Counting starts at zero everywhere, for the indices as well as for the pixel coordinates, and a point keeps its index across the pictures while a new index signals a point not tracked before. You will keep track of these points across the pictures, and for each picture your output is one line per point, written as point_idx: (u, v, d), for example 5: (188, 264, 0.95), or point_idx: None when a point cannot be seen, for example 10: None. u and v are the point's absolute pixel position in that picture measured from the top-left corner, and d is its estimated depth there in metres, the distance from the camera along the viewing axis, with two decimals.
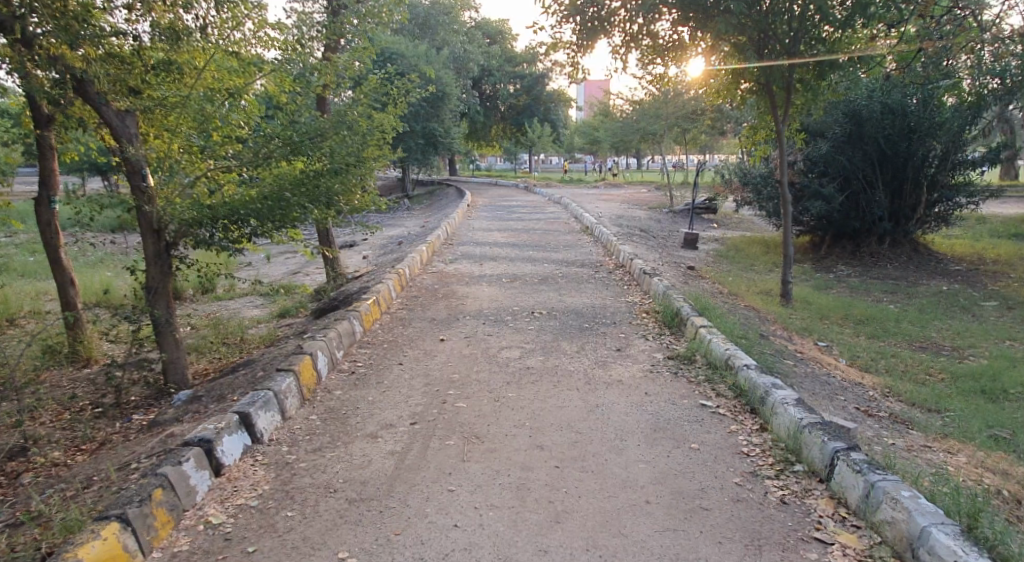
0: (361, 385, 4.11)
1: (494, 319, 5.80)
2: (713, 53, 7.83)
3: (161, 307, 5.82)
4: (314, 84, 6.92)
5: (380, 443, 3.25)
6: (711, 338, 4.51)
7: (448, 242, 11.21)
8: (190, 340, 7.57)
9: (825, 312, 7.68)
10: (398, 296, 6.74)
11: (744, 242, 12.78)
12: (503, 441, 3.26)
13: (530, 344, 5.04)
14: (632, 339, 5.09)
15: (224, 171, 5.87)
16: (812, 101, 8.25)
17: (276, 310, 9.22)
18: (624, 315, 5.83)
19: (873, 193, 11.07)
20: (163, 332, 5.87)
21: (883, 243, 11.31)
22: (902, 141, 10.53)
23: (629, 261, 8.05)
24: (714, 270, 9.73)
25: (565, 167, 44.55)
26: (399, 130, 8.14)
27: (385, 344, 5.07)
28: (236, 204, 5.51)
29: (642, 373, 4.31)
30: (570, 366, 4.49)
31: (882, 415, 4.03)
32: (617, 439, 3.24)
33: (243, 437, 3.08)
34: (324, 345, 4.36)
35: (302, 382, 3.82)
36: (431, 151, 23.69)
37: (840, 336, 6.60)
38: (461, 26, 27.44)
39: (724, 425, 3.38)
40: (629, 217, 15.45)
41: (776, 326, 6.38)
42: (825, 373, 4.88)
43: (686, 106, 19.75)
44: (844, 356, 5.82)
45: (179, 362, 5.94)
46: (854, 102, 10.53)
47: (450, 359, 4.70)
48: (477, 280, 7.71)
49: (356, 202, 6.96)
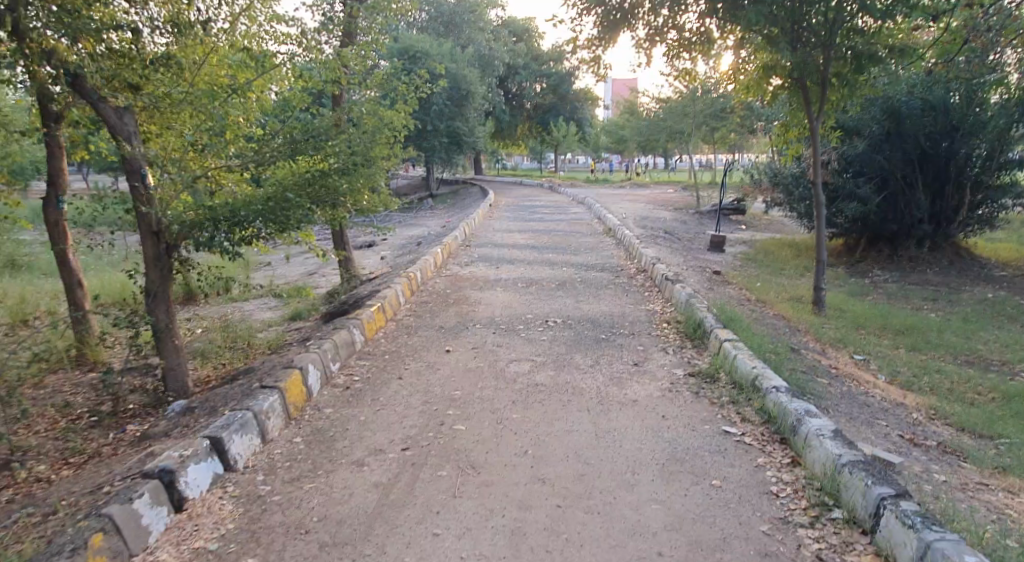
0: (354, 404, 3.81)
1: (504, 329, 5.47)
2: (743, 45, 7.41)
3: (161, 312, 5.60)
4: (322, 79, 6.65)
5: (365, 473, 2.95)
6: (737, 354, 4.12)
7: (465, 243, 10.91)
8: (196, 344, 7.38)
9: (861, 321, 7.21)
10: (407, 301, 6.45)
11: (774, 244, 12.26)
12: (501, 472, 2.94)
13: (540, 357, 4.69)
14: (651, 353, 4.72)
15: (224, 170, 5.65)
16: (846, 97, 7.76)
17: (288, 313, 9.01)
18: (643, 325, 5.45)
19: (912, 195, 10.53)
20: (161, 339, 5.64)
21: (923, 247, 10.72)
22: (945, 140, 10.05)
23: (651, 265, 7.65)
24: (743, 275, 9.28)
25: (591, 167, 44.06)
26: (410, 128, 7.84)
27: (386, 356, 4.77)
28: (238, 206, 5.23)
29: (660, 393, 3.94)
30: (581, 384, 4.13)
31: (930, 443, 3.62)
32: (628, 472, 2.89)
33: (214, 465, 2.81)
34: (317, 358, 4.06)
35: (289, 400, 3.53)
36: (455, 150, 23.51)
37: (878, 348, 6.14)
38: (486, 24, 27.15)
39: (749, 456, 3.02)
40: (654, 218, 14.96)
41: (808, 337, 5.94)
42: (862, 392, 4.45)
43: (714, 103, 19.25)
44: (882, 372, 5.37)
45: (178, 369, 5.72)
46: (894, 98, 9.97)
47: (453, 374, 4.38)
48: (491, 284, 7.40)
49: (366, 202, 6.68)
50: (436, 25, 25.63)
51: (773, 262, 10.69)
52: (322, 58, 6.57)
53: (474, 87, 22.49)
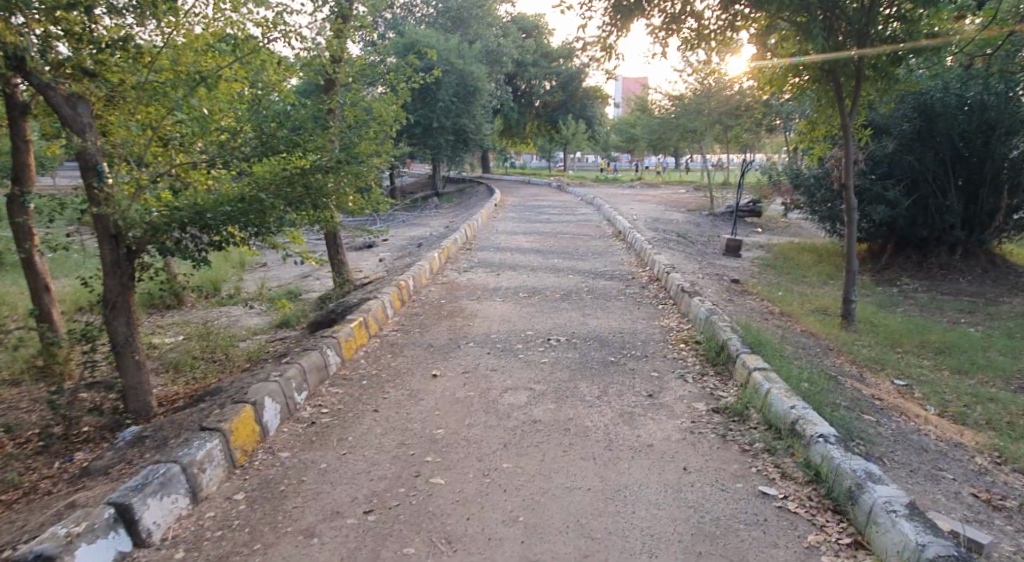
0: (316, 446, 3.22)
1: (501, 348, 4.86)
2: (767, 37, 6.72)
3: (120, 325, 4.91)
4: (307, 70, 6.02)
5: (312, 549, 2.36)
6: (771, 389, 3.49)
7: (466, 246, 10.31)
8: (170, 355, 6.81)
9: (895, 337, 6.56)
10: (396, 314, 5.86)
11: (793, 249, 11.59)
12: (483, 552, 2.34)
13: (539, 385, 4.08)
14: (668, 381, 4.11)
15: (188, 165, 4.97)
16: (883, 93, 7.11)
17: (276, 320, 8.42)
18: (657, 346, 4.83)
19: (944, 199, 9.80)
20: (121, 354, 4.97)
21: (954, 254, 10.01)
22: (977, 139, 9.25)
23: (665, 274, 7.04)
24: (761, 283, 8.65)
25: (601, 166, 43.33)
26: (403, 122, 7.21)
27: (365, 381, 4.18)
28: (204, 206, 4.58)
29: (680, 435, 3.32)
30: (586, 421, 3.52)
31: (1010, 504, 2.97)
32: (646, 557, 2.28)
33: (119, 541, 2.27)
34: (277, 388, 3.46)
35: (234, 444, 2.94)
36: (461, 148, 22.85)
37: (920, 371, 5.49)
38: (496, 19, 26.42)
39: (796, 533, 2.41)
40: (666, 220, 14.31)
41: (842, 359, 5.30)
42: (915, 431, 3.81)
43: (729, 101, 18.51)
44: (929, 401, 4.72)
45: (140, 388, 5.08)
46: (926, 94, 9.26)
47: (437, 406, 3.77)
48: (491, 294, 6.79)
49: (353, 203, 6.07)
50: (444, 21, 24.69)
51: (794, 268, 10.02)
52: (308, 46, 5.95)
53: (480, 84, 21.79)
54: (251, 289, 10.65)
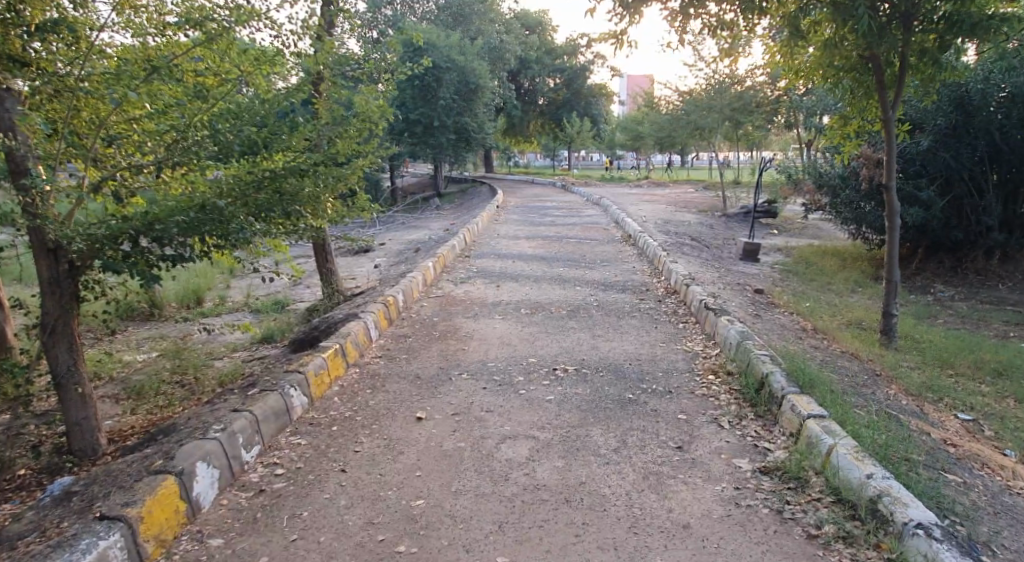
0: (261, 528, 2.55)
1: (499, 381, 4.15)
2: (799, 22, 5.93)
3: (61, 353, 3.75)
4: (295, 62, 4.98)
5: None
6: (838, 448, 2.77)
7: (465, 253, 9.60)
8: (134, 376, 6.09)
9: (944, 357, 5.82)
10: (381, 335, 5.16)
11: (815, 253, 10.84)
12: None
13: (543, 433, 3.37)
14: (700, 427, 3.41)
15: (133, 168, 3.78)
16: (925, 85, 6.35)
17: (257, 334, 7.65)
18: (682, 378, 4.12)
19: (981, 199, 9.05)
20: (62, 387, 3.84)
21: (992, 258, 9.23)
22: (1018, 133, 8.49)
23: (684, 286, 6.32)
24: (787, 293, 7.90)
25: (606, 164, 42.50)
26: (391, 121, 6.46)
27: (335, 426, 3.49)
28: (158, 214, 3.45)
29: (724, 510, 2.62)
30: (602, 488, 2.82)
31: None
32: None
33: None
34: (215, 450, 2.79)
35: (145, 537, 2.31)
36: (463, 147, 22.10)
37: (983, 400, 4.76)
38: (498, 16, 25.59)
39: None
40: (677, 222, 13.59)
41: (894, 388, 4.57)
42: (1005, 492, 3.08)
43: (742, 97, 17.70)
44: (1005, 443, 3.97)
45: (89, 427, 3.98)
46: (964, 87, 8.48)
47: (420, 463, 3.08)
48: (489, 309, 6.09)
49: (333, 210, 5.36)
50: (445, 16, 23.85)
51: (818, 274, 9.28)
52: (314, 13, 4.77)
53: (484, 81, 20.98)
54: (235, 297, 9.91)
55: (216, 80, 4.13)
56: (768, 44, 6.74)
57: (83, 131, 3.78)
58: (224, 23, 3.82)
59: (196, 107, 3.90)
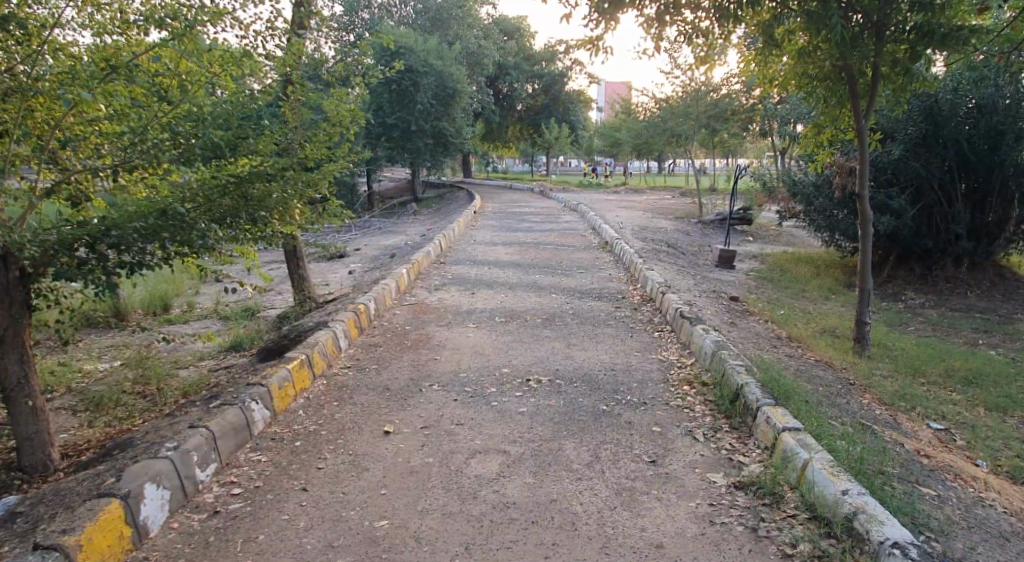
0: (212, 553, 2.43)
1: (470, 392, 4.05)
2: (773, 32, 5.92)
3: (11, 363, 3.49)
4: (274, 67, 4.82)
5: None
6: (814, 463, 2.70)
7: (440, 259, 9.48)
8: (94, 385, 5.86)
9: (917, 364, 5.84)
10: (351, 344, 5.02)
11: (789, 260, 10.90)
12: None
13: (515, 448, 3.27)
14: (675, 440, 3.33)
15: (90, 171, 3.55)
16: (896, 95, 6.38)
17: (225, 341, 7.44)
18: (657, 389, 4.05)
19: (951, 207, 9.16)
20: (10, 400, 3.56)
21: (961, 266, 9.36)
22: (984, 143, 8.60)
23: (660, 294, 6.28)
24: (762, 300, 7.92)
25: (584, 171, 42.59)
26: (363, 124, 6.31)
27: (299, 441, 3.36)
28: (115, 218, 3.26)
29: (699, 529, 2.55)
30: (574, 505, 2.73)
31: None
32: None
33: None
34: (166, 470, 2.66)
35: None
36: (441, 152, 21.97)
37: (954, 408, 4.76)
38: (476, 21, 25.49)
39: None
40: (655, 228, 13.61)
41: (868, 398, 4.55)
42: (979, 504, 3.05)
43: (718, 104, 17.79)
44: (977, 453, 3.97)
45: (41, 443, 3.70)
46: (933, 97, 8.57)
47: (385, 480, 2.96)
48: (463, 318, 5.98)
49: (302, 217, 5.21)
50: (423, 21, 23.71)
51: (793, 281, 9.33)
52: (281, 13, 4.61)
53: (461, 86, 20.88)
54: (205, 304, 9.66)
55: (177, 82, 3.72)
56: (743, 52, 6.76)
57: (38, 133, 3.56)
58: (188, 21, 3.65)
59: (157, 108, 3.69)
